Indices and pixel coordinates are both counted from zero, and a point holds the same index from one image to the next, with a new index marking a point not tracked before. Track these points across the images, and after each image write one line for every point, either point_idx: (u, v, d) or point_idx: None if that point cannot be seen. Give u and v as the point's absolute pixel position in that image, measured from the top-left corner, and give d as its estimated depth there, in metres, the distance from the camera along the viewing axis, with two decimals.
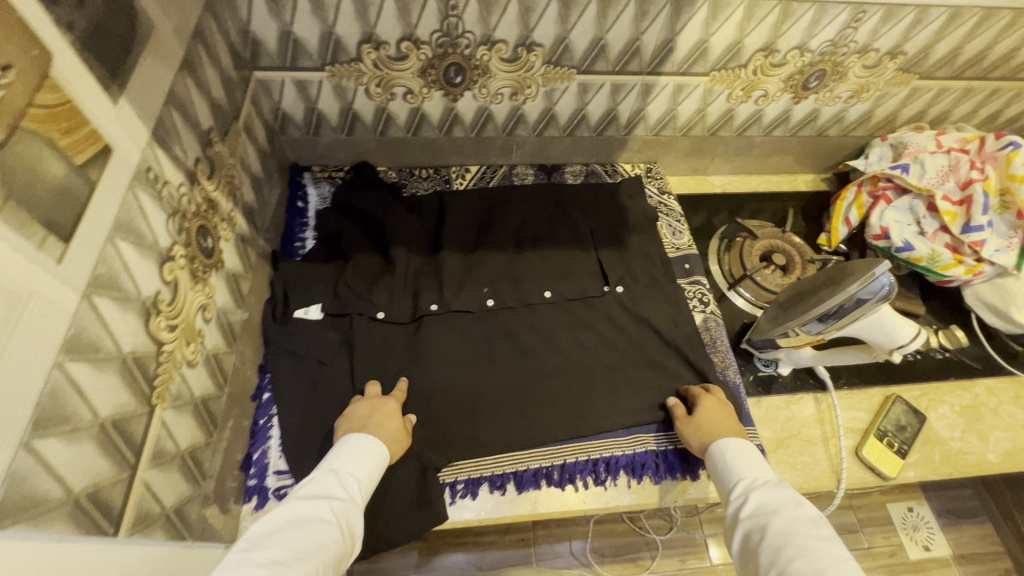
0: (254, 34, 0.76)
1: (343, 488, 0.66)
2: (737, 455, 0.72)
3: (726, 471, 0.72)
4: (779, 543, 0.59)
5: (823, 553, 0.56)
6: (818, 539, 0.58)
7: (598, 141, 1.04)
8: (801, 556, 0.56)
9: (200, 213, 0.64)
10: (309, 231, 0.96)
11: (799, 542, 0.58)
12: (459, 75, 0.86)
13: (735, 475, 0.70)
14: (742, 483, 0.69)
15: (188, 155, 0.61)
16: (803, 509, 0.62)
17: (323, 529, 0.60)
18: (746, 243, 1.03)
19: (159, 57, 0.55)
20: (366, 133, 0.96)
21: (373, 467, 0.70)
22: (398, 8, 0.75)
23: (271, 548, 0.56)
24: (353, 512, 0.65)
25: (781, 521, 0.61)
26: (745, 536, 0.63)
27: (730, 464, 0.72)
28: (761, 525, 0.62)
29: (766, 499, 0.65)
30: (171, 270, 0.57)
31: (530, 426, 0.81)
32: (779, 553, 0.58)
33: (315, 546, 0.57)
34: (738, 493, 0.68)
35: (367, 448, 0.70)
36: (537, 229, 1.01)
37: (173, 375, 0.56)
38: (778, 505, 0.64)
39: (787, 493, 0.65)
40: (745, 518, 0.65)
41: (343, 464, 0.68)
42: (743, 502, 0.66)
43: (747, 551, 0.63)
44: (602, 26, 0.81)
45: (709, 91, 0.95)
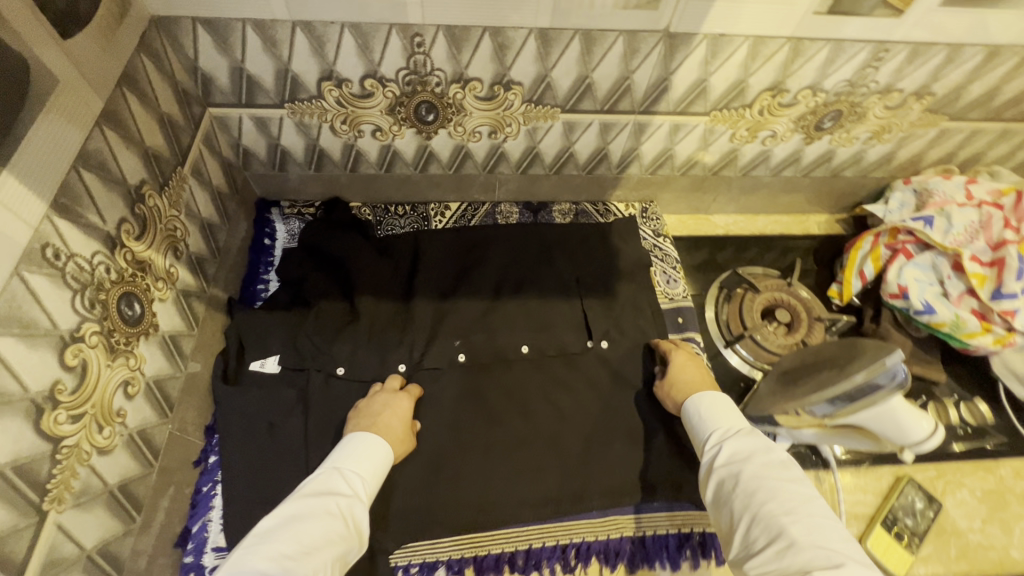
0: (203, 72, 0.70)
1: (347, 485, 0.66)
2: (710, 407, 0.73)
3: (699, 423, 0.73)
4: (751, 488, 0.62)
5: (792, 495, 0.60)
6: (786, 481, 0.62)
7: (588, 179, 0.96)
8: (773, 501, 0.59)
9: (125, 278, 0.58)
10: (273, 272, 0.90)
11: (770, 487, 0.61)
12: (431, 113, 0.79)
13: (709, 427, 0.72)
14: (717, 433, 0.70)
15: (107, 218, 0.55)
16: (772, 453, 0.65)
17: (325, 529, 0.60)
18: (748, 295, 0.94)
19: (65, 116, 0.49)
20: (336, 170, 0.89)
21: (379, 464, 0.70)
22: (358, 45, 0.68)
23: (280, 542, 0.58)
24: (359, 507, 0.65)
25: (753, 466, 0.64)
26: (717, 484, 0.66)
27: (703, 415, 0.73)
28: (735, 473, 0.65)
29: (739, 446, 0.67)
30: (77, 353, 0.51)
31: (494, 503, 0.75)
32: (752, 497, 0.61)
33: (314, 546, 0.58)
34: (712, 444, 0.70)
35: (371, 447, 0.70)
36: (519, 274, 0.93)
37: (77, 471, 0.51)
38: (749, 451, 0.66)
39: (757, 440, 0.68)
40: (719, 468, 0.67)
41: (346, 462, 0.68)
42: (718, 451, 0.68)
43: (720, 498, 0.65)
44: (587, 65, 0.72)
45: (710, 131, 0.86)
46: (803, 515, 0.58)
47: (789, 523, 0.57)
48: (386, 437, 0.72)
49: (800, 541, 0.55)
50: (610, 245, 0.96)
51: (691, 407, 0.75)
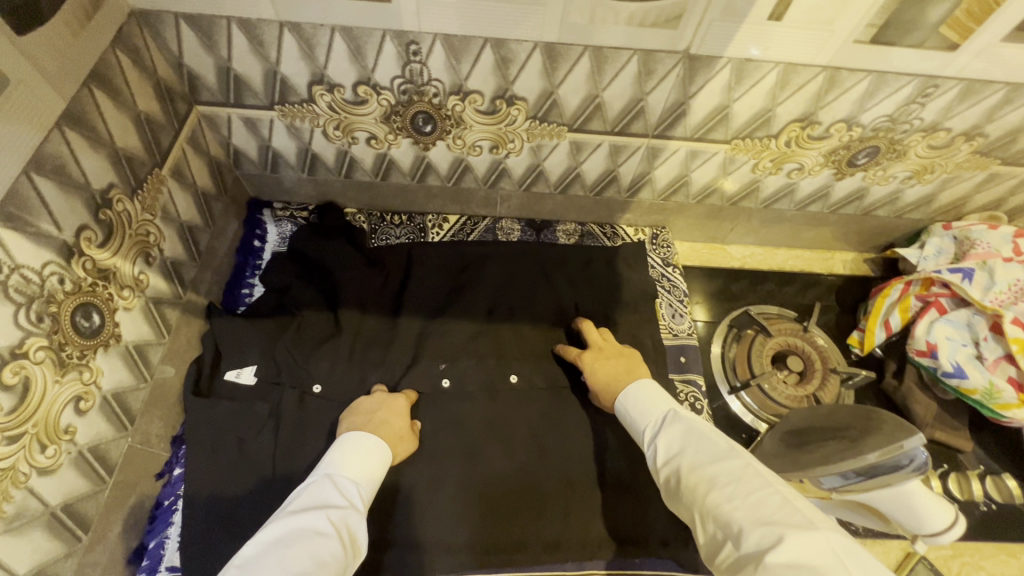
0: (189, 69, 0.66)
1: (341, 497, 0.61)
2: (632, 399, 0.68)
3: (630, 421, 0.68)
4: (693, 484, 0.56)
5: (728, 476, 0.54)
6: (718, 463, 0.56)
7: (595, 201, 0.90)
8: (714, 492, 0.54)
9: (83, 289, 0.55)
10: (258, 276, 0.86)
11: (707, 476, 0.56)
12: (429, 123, 0.74)
13: (638, 421, 0.66)
14: (647, 428, 0.65)
15: (62, 226, 0.52)
16: (700, 434, 0.60)
17: (322, 542, 0.54)
18: (757, 338, 0.87)
19: (17, 119, 0.46)
20: (330, 175, 0.85)
21: (370, 471, 0.65)
22: (350, 50, 0.63)
23: (265, 569, 0.50)
24: (355, 518, 0.59)
25: (688, 457, 0.59)
26: (665, 483, 0.60)
27: (629, 408, 0.68)
28: (674, 466, 0.59)
29: (670, 436, 0.62)
30: (19, 370, 0.48)
31: (490, 538, 0.71)
32: (697, 493, 0.55)
33: (314, 554, 0.52)
34: (647, 439, 0.64)
35: (361, 453, 0.66)
36: (514, 297, 0.87)
37: (10, 494, 0.48)
38: (680, 438, 0.61)
39: (682, 421, 0.62)
40: (662, 466, 0.61)
41: (338, 470, 0.63)
42: (654, 447, 0.62)
43: (673, 497, 0.60)
44: (597, 84, 0.67)
45: (729, 160, 0.79)
46: (747, 496, 0.52)
47: (736, 513, 0.51)
48: (382, 433, 0.70)
49: (749, 529, 0.49)
50: (614, 271, 0.90)
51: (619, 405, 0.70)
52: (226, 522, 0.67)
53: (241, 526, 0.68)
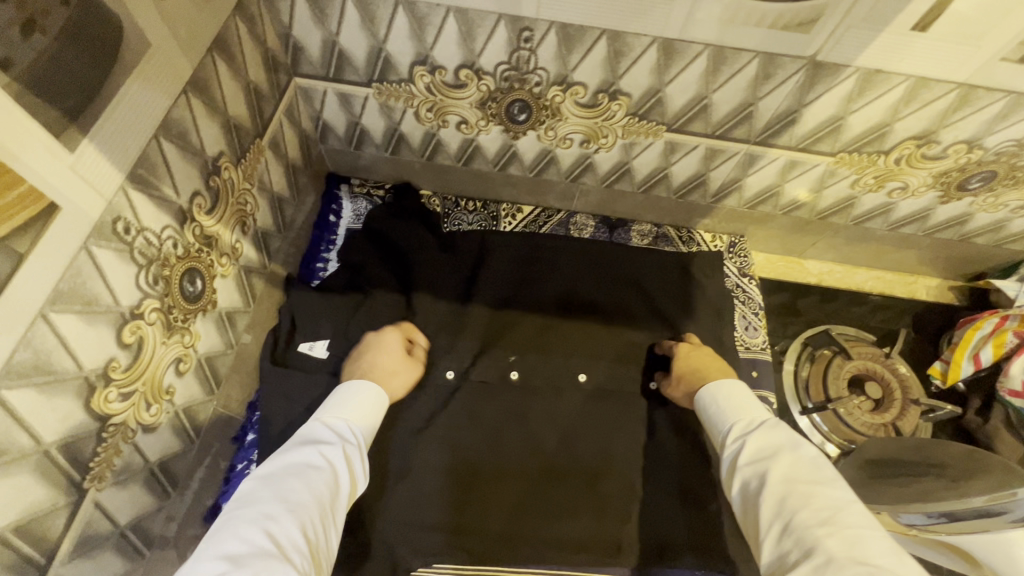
0: (296, 40, 0.66)
1: (333, 434, 0.61)
2: (727, 399, 0.65)
3: (718, 418, 0.65)
4: (778, 494, 0.53)
5: (828, 501, 0.50)
6: (819, 485, 0.52)
7: (676, 204, 0.88)
8: (805, 509, 0.50)
9: (192, 255, 0.56)
10: (333, 252, 0.87)
11: (802, 493, 0.52)
12: (524, 112, 0.72)
13: (729, 419, 0.64)
14: (738, 427, 0.62)
15: (180, 192, 0.52)
16: (801, 449, 0.56)
17: (313, 474, 0.55)
18: (835, 360, 0.84)
19: (152, 83, 0.46)
20: (412, 157, 0.85)
21: (368, 412, 0.65)
22: (461, 32, 0.62)
23: (262, 501, 0.52)
24: (348, 452, 0.60)
25: (781, 464, 0.55)
26: (743, 487, 0.57)
27: (723, 409, 0.65)
28: (762, 471, 0.56)
29: (766, 441, 0.58)
30: (135, 330, 0.49)
31: (530, 525, 0.71)
32: (783, 502, 0.52)
33: (307, 487, 0.54)
34: (734, 438, 0.61)
35: (355, 396, 0.66)
36: (584, 294, 0.86)
37: (119, 449, 0.49)
38: (776, 447, 0.57)
39: (784, 434, 0.58)
40: (744, 465, 0.58)
41: (329, 411, 0.64)
42: (741, 446, 0.59)
43: (745, 502, 0.56)
44: (710, 84, 0.64)
45: (830, 173, 0.75)
46: (842, 525, 0.48)
47: (824, 536, 0.48)
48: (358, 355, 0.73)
49: (838, 557, 0.46)
50: (688, 278, 0.88)
51: (704, 397, 0.69)
52: None
53: None
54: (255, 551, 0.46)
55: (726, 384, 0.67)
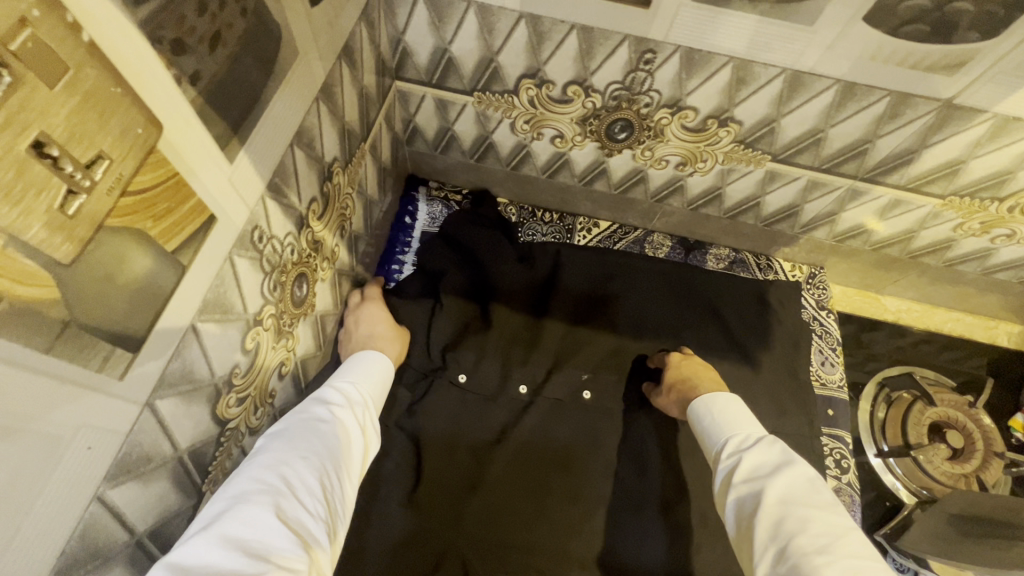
0: (406, 45, 0.66)
1: (340, 393, 0.55)
2: (723, 413, 0.61)
3: (712, 432, 0.60)
4: (775, 515, 0.47)
5: (826, 526, 0.45)
6: (818, 509, 0.47)
7: (760, 232, 0.86)
8: (803, 534, 0.45)
9: (303, 260, 0.56)
10: (409, 254, 0.88)
11: (800, 516, 0.46)
12: (624, 132, 0.71)
13: (724, 435, 0.58)
14: (733, 443, 0.57)
15: (303, 199, 0.52)
16: (799, 468, 0.51)
17: (327, 427, 0.50)
18: (916, 404, 0.83)
19: (295, 92, 0.46)
20: (496, 165, 0.84)
21: (375, 378, 0.60)
22: (580, 49, 0.61)
23: (274, 450, 0.46)
24: (359, 411, 0.55)
25: (777, 484, 0.49)
26: (737, 506, 0.51)
27: (718, 424, 0.60)
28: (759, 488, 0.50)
29: (762, 459, 0.53)
30: (255, 336, 0.49)
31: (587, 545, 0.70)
32: (779, 525, 0.47)
33: (318, 433, 0.48)
34: (729, 453, 0.56)
35: (361, 362, 0.61)
36: (659, 317, 0.84)
37: (231, 451, 0.50)
38: (772, 465, 0.52)
39: (781, 451, 0.53)
40: (738, 482, 0.52)
41: (339, 376, 0.59)
42: (736, 462, 0.54)
43: (739, 523, 0.50)
44: (830, 118, 0.62)
45: (934, 214, 0.73)
46: (842, 554, 0.43)
47: (821, 565, 0.42)
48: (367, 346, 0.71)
49: None
50: (765, 306, 0.86)
51: (697, 407, 0.64)
52: (374, 497, 0.69)
53: (387, 505, 0.68)
54: (264, 494, 0.41)
55: (721, 397, 0.63)
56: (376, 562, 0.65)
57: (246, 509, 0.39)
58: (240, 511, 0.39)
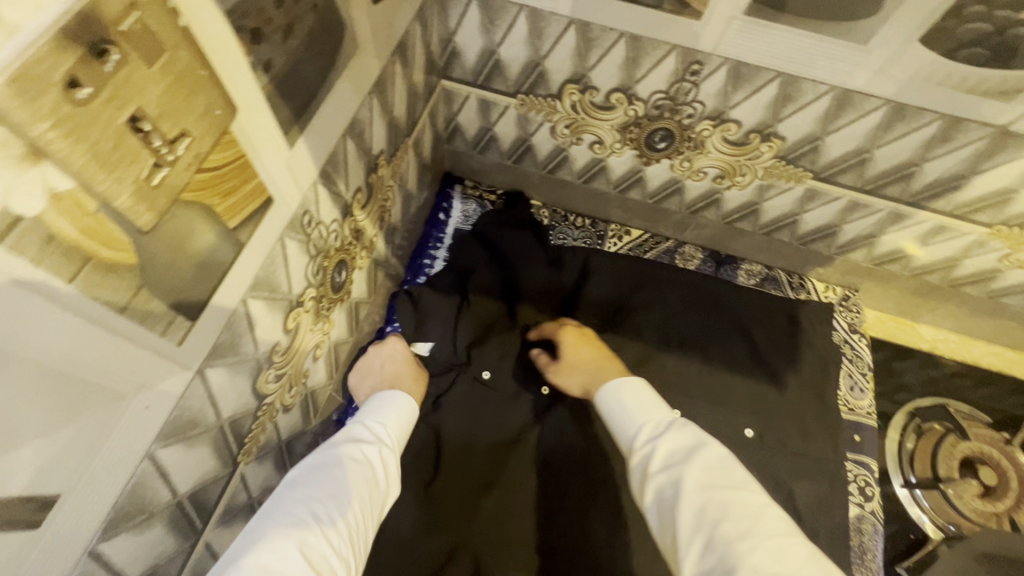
0: (456, 45, 0.67)
1: (370, 430, 0.56)
2: (633, 397, 0.56)
3: (622, 419, 0.55)
4: (696, 505, 0.45)
5: (744, 507, 0.44)
6: (736, 492, 0.45)
7: (795, 250, 0.85)
8: (727, 521, 0.43)
9: (344, 247, 0.57)
10: (441, 250, 0.89)
11: (720, 501, 0.44)
12: (664, 141, 0.71)
13: (636, 421, 0.54)
14: (646, 429, 0.53)
15: (349, 188, 0.54)
16: (713, 449, 0.49)
17: (358, 469, 0.50)
18: (947, 438, 0.83)
19: (352, 84, 0.48)
20: (533, 167, 0.85)
21: (403, 420, 0.59)
22: (627, 58, 0.61)
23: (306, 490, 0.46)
24: (387, 454, 0.55)
25: (695, 470, 0.47)
26: (657, 498, 0.48)
27: (626, 410, 0.55)
28: (677, 477, 0.47)
29: (677, 445, 0.50)
30: (295, 317, 0.50)
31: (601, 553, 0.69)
32: (702, 513, 0.44)
33: (346, 473, 0.48)
34: (642, 441, 0.52)
35: (390, 400, 0.60)
36: (686, 329, 0.84)
37: (266, 426, 0.52)
38: (687, 449, 0.49)
39: (693, 432, 0.50)
40: (655, 474, 0.49)
41: (370, 413, 0.59)
42: (652, 452, 0.50)
43: (661, 515, 0.47)
44: (877, 139, 0.61)
45: (979, 243, 0.71)
46: (766, 536, 0.42)
47: (748, 550, 0.41)
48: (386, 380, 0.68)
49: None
50: (795, 326, 0.84)
51: (605, 395, 0.58)
52: None
53: (406, 493, 0.69)
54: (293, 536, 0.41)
55: (628, 382, 0.57)
56: (392, 547, 0.66)
57: (273, 543, 0.40)
58: (269, 552, 0.39)
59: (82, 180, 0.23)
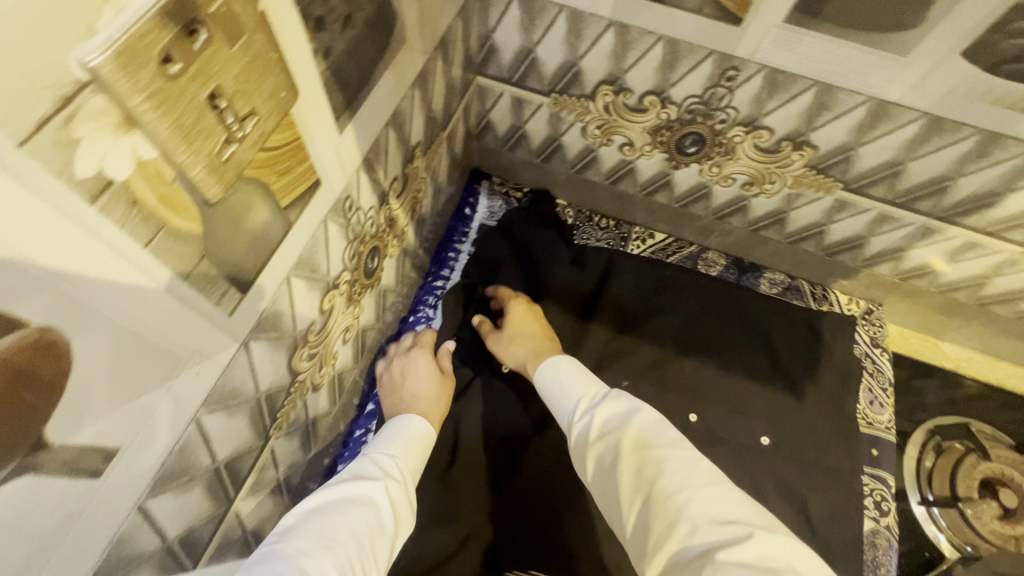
0: (494, 43, 0.69)
1: (378, 467, 0.51)
2: (569, 374, 0.57)
3: (563, 396, 0.56)
4: (632, 466, 0.46)
5: (677, 461, 0.45)
6: (669, 449, 0.46)
7: (820, 260, 0.84)
8: (661, 477, 0.44)
9: (378, 234, 0.59)
10: (465, 244, 0.90)
11: (652, 459, 0.45)
12: (694, 146, 0.72)
13: (574, 395, 0.55)
14: (584, 402, 0.54)
15: (387, 176, 0.55)
16: (647, 411, 0.49)
17: (359, 512, 0.44)
18: (968, 457, 0.81)
19: (397, 76, 0.49)
20: (561, 166, 0.86)
21: (414, 449, 0.58)
22: (663, 61, 0.62)
23: (300, 534, 0.40)
24: (396, 493, 0.49)
25: (629, 433, 0.48)
26: (596, 464, 0.49)
27: (565, 384, 0.57)
28: (614, 441, 0.48)
29: (612, 412, 0.51)
30: (331, 299, 0.52)
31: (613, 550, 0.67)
32: (638, 473, 0.45)
33: (345, 516, 0.43)
34: (581, 413, 0.53)
35: (399, 433, 0.59)
36: (705, 334, 0.84)
37: (296, 403, 0.54)
38: (620, 414, 0.50)
39: (626, 397, 0.51)
40: (594, 441, 0.50)
41: (379, 450, 0.55)
42: (589, 422, 0.51)
43: (601, 480, 0.48)
44: (911, 151, 0.61)
45: (1010, 262, 0.71)
46: (698, 486, 0.43)
47: (682, 500, 0.42)
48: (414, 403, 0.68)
49: (700, 524, 0.40)
50: (817, 336, 0.84)
51: (543, 372, 0.60)
52: None
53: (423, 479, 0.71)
54: None
55: (566, 359, 0.60)
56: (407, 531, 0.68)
57: None
58: None
59: (164, 150, 0.25)
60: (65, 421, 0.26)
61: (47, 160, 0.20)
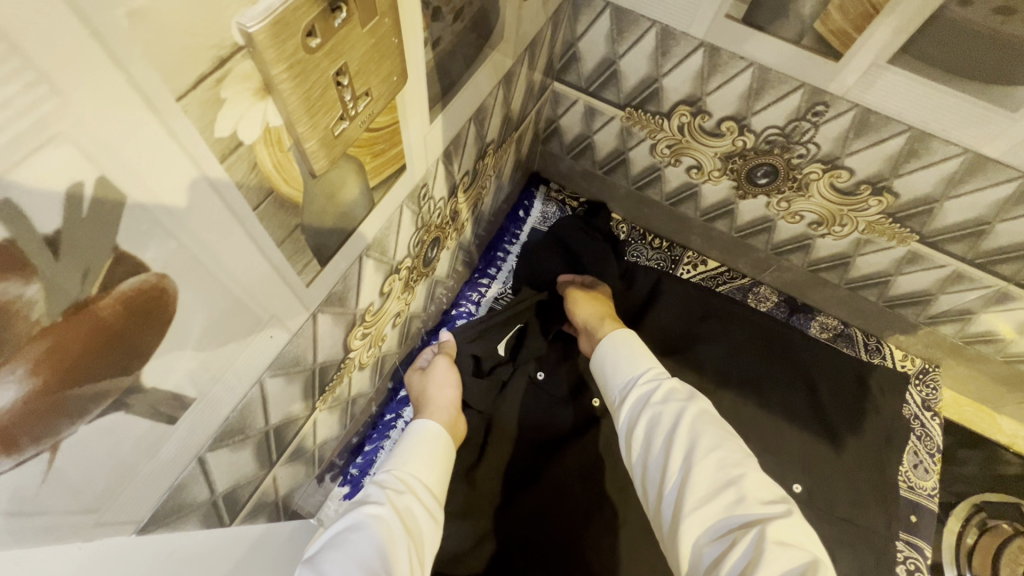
0: (577, 50, 0.69)
1: (383, 486, 0.49)
2: (639, 345, 0.58)
3: (628, 361, 0.56)
4: (693, 433, 0.46)
5: (736, 444, 0.46)
6: (730, 434, 0.47)
7: (879, 311, 0.81)
8: (720, 449, 0.45)
9: (441, 225, 0.60)
10: (515, 246, 0.91)
11: (715, 435, 0.46)
12: (767, 177, 0.70)
13: (642, 363, 0.55)
14: (653, 371, 0.54)
15: (461, 169, 0.56)
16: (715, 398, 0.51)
17: (360, 538, 0.41)
18: (1016, 540, 0.77)
19: (487, 73, 0.50)
20: (622, 181, 0.85)
21: (432, 454, 0.55)
22: (749, 88, 0.61)
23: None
24: (404, 505, 0.47)
25: (699, 407, 0.48)
26: (651, 425, 0.49)
27: (635, 351, 0.57)
28: (674, 411, 0.48)
29: (680, 386, 0.51)
30: (391, 282, 0.53)
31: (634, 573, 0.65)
32: (699, 440, 0.45)
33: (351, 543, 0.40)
34: (648, 379, 0.53)
35: (413, 442, 0.56)
36: (749, 368, 0.81)
37: (343, 379, 0.55)
38: (691, 391, 0.50)
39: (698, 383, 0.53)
40: (657, 403, 0.50)
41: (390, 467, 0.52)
42: (656, 388, 0.51)
43: (647, 439, 0.48)
44: (1002, 212, 0.58)
45: None
46: (750, 469, 0.44)
47: (736, 474, 0.43)
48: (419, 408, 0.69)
49: (750, 497, 0.42)
50: (866, 390, 0.81)
51: (609, 339, 0.59)
52: None
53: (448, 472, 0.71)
54: None
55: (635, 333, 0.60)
56: None
57: None
58: None
59: (289, 120, 0.26)
60: (157, 363, 0.27)
61: (195, 116, 0.22)
